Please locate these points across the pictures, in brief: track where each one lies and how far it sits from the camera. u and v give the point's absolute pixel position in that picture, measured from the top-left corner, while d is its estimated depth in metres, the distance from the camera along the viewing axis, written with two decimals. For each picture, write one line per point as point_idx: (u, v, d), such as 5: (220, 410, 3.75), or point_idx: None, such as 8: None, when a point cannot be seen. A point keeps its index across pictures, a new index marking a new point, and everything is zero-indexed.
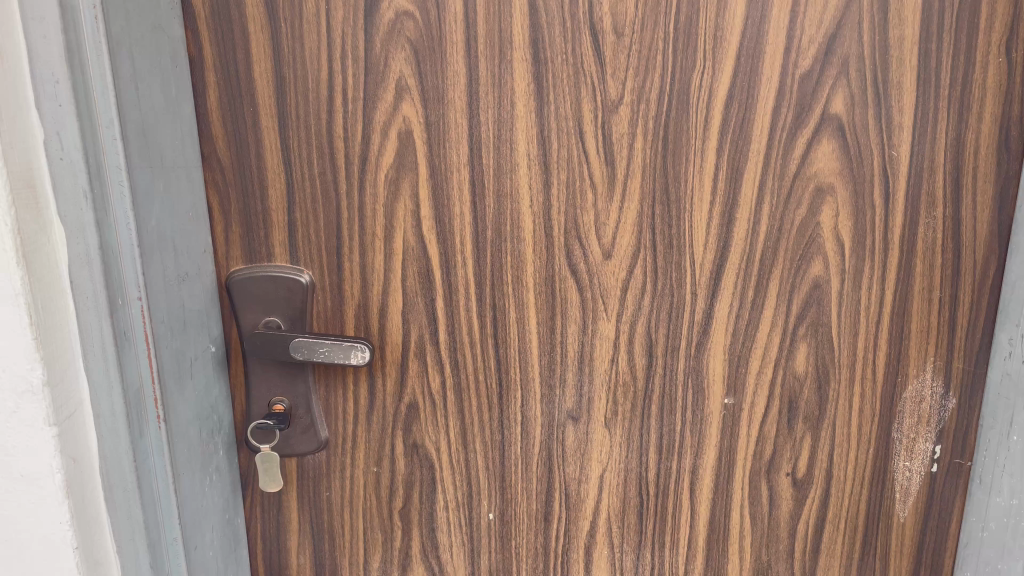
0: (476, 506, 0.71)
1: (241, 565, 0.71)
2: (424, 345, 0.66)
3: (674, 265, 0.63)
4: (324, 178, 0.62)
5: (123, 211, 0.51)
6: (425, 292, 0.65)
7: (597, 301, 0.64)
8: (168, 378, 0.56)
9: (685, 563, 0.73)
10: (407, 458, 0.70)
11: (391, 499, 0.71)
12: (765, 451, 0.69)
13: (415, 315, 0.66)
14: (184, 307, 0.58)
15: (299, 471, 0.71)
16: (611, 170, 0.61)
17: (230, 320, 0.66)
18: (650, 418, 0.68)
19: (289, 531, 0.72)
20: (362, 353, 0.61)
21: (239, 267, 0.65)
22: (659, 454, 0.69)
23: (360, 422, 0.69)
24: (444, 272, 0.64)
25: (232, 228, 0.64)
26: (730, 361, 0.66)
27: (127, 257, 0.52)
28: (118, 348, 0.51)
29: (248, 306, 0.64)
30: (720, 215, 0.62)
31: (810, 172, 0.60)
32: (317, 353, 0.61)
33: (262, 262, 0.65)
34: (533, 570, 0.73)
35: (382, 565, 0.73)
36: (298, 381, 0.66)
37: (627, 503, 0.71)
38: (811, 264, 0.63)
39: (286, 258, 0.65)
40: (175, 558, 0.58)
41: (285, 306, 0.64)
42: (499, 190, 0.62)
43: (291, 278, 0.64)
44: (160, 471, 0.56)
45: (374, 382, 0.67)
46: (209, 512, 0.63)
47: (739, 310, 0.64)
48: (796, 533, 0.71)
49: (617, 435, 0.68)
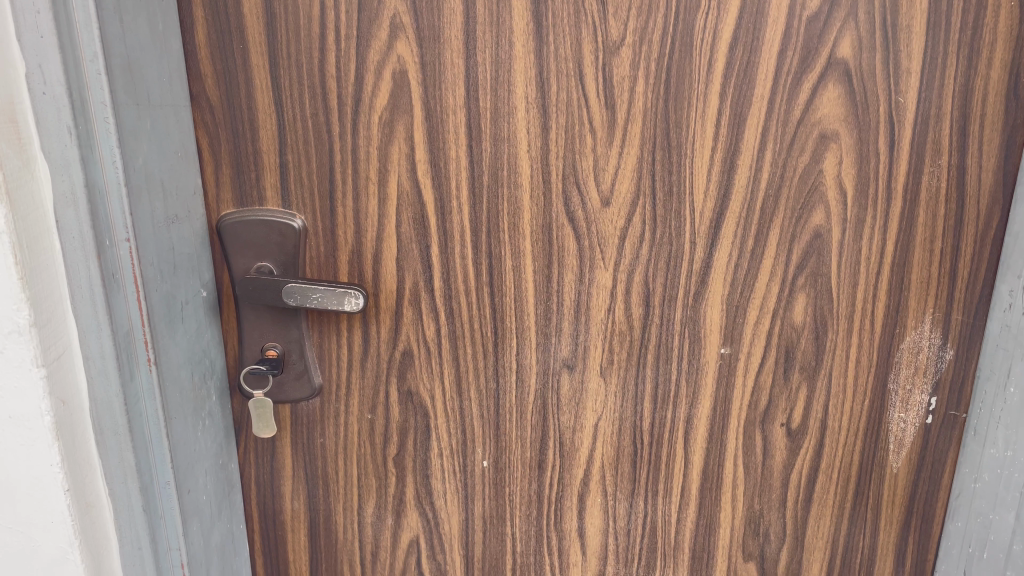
0: (471, 453, 0.71)
1: (235, 510, 0.71)
2: (419, 292, 0.66)
3: (674, 213, 0.62)
4: (317, 121, 0.60)
5: (109, 150, 0.50)
6: (420, 239, 0.64)
7: (594, 249, 0.64)
8: (159, 322, 0.55)
9: (678, 511, 0.72)
10: (401, 406, 0.69)
11: (385, 445, 0.71)
12: (761, 401, 0.68)
13: (410, 261, 0.65)
14: (174, 250, 0.57)
15: (292, 418, 0.70)
16: (612, 115, 0.60)
17: (220, 265, 0.65)
18: (646, 367, 0.67)
19: (283, 477, 0.72)
20: (356, 300, 0.61)
21: (230, 211, 0.64)
22: (654, 404, 0.69)
23: (355, 369, 0.68)
24: (440, 217, 0.63)
25: (223, 170, 0.62)
26: (728, 311, 0.65)
27: (115, 197, 0.50)
28: (107, 290, 0.50)
29: (239, 251, 0.63)
30: (721, 161, 0.61)
31: (813, 119, 0.59)
32: (310, 298, 0.61)
33: (253, 206, 0.63)
34: (526, 518, 0.73)
35: (376, 512, 0.73)
36: (291, 327, 0.65)
37: (621, 451, 0.70)
38: (813, 213, 0.62)
39: (278, 202, 0.63)
40: (168, 502, 0.58)
41: (277, 251, 0.63)
42: (496, 133, 0.60)
43: (283, 222, 0.63)
44: (151, 415, 0.55)
45: (369, 329, 0.67)
46: (201, 457, 0.63)
47: (738, 260, 0.64)
48: (789, 483, 0.71)
49: (612, 385, 0.68)
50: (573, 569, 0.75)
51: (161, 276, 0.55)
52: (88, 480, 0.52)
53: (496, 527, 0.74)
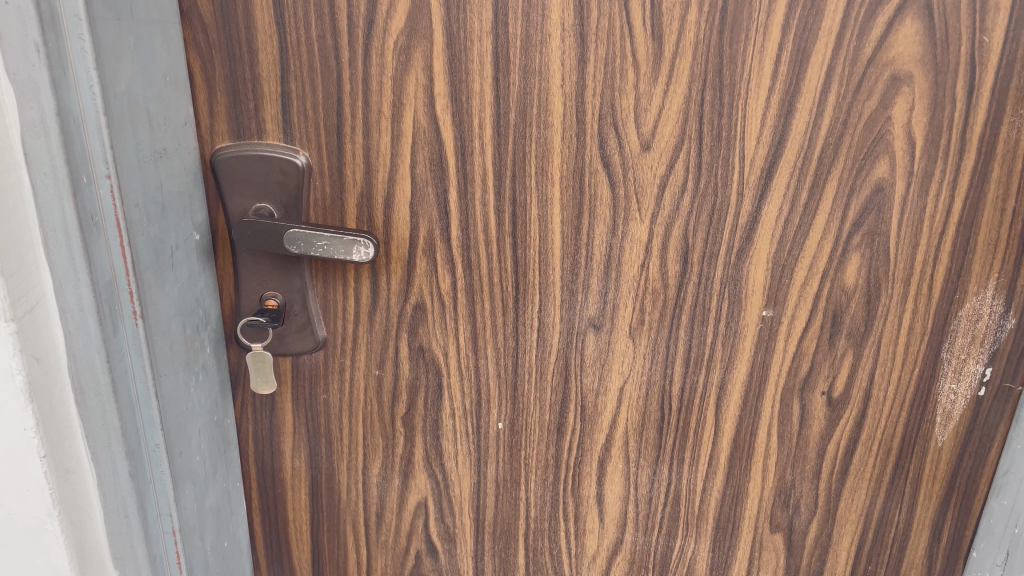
0: (485, 414, 0.66)
1: (232, 468, 0.66)
2: (434, 241, 0.59)
3: (721, 160, 0.56)
4: (324, 45, 0.53)
5: (86, 72, 0.43)
6: (437, 182, 0.58)
7: (630, 198, 0.57)
8: (146, 270, 0.49)
9: (704, 480, 0.68)
10: (412, 362, 0.64)
11: (394, 404, 0.66)
12: (801, 368, 0.63)
13: (425, 207, 0.58)
14: (162, 188, 0.51)
15: (293, 372, 0.65)
16: (658, 47, 0.53)
17: (215, 204, 0.58)
18: (679, 329, 0.62)
19: (283, 433, 0.67)
20: (365, 249, 0.56)
21: (226, 145, 0.57)
22: (686, 368, 0.63)
23: (362, 322, 0.63)
24: (460, 158, 0.57)
25: (217, 98, 0.55)
26: (773, 270, 0.59)
27: (93, 126, 0.44)
28: (85, 233, 0.44)
29: (236, 190, 0.57)
30: (778, 104, 0.54)
31: (885, 59, 0.52)
32: (315, 247, 0.55)
33: (252, 139, 0.57)
34: (542, 483, 0.69)
35: (382, 473, 0.69)
36: (293, 276, 0.59)
37: (647, 417, 0.65)
38: (875, 164, 0.56)
39: (280, 136, 0.57)
40: (157, 465, 0.52)
41: (278, 192, 0.57)
42: (526, 65, 0.53)
43: (284, 159, 0.56)
44: (138, 371, 0.50)
45: (378, 280, 0.61)
46: (194, 415, 0.57)
47: (789, 215, 0.57)
48: (825, 454, 0.66)
49: (642, 346, 0.63)
50: (589, 537, 0.71)
51: (149, 218, 0.49)
52: (68, 444, 0.47)
53: (509, 492, 0.69)
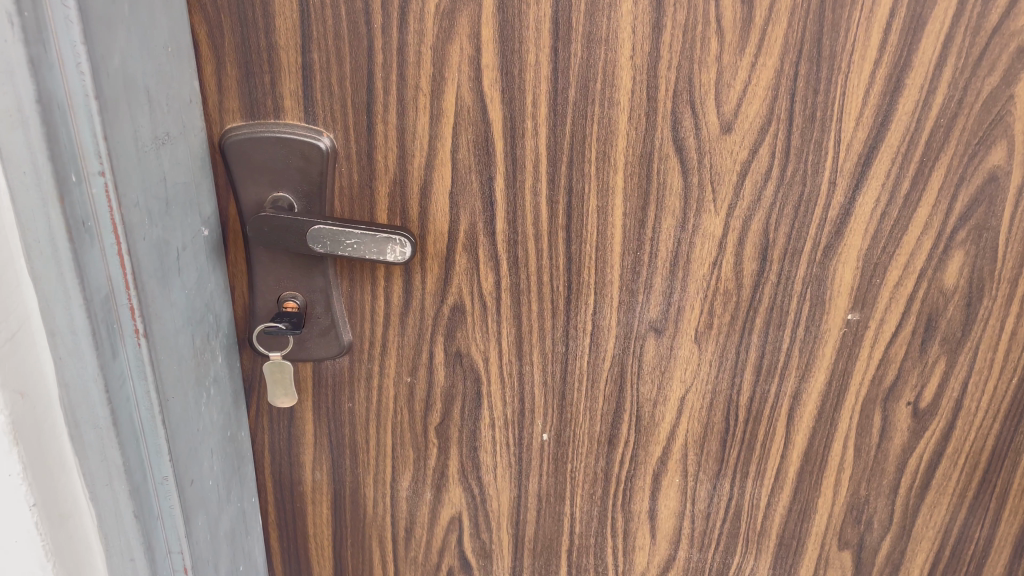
0: (529, 425, 0.59)
1: (247, 484, 0.59)
2: (476, 235, 0.52)
3: (813, 144, 0.48)
4: (353, 9, 0.45)
5: (71, 48, 0.35)
6: (482, 169, 0.50)
7: (704, 187, 0.50)
8: (148, 281, 0.41)
9: (768, 496, 0.61)
10: (448, 369, 0.57)
11: (427, 413, 0.59)
12: (887, 376, 0.56)
13: (467, 196, 0.51)
14: (165, 181, 0.43)
15: (314, 379, 0.58)
16: (749, 12, 0.44)
17: (225, 193, 0.51)
18: (751, 334, 0.55)
19: (302, 444, 0.60)
20: (400, 248, 0.48)
21: (237, 125, 0.49)
22: (757, 375, 0.56)
23: (392, 324, 0.55)
24: (509, 141, 0.49)
25: (227, 70, 0.48)
26: (864, 269, 0.52)
27: (82, 115, 0.36)
28: (74, 243, 0.37)
29: (250, 178, 0.49)
30: (884, 79, 0.46)
31: (1013, 28, 0.44)
32: (343, 246, 0.48)
33: (268, 118, 0.49)
34: (589, 498, 0.62)
35: (413, 486, 0.62)
36: (316, 274, 0.52)
37: (710, 428, 0.58)
38: (991, 150, 0.48)
39: (299, 116, 0.49)
40: (165, 500, 0.46)
41: (298, 180, 0.49)
42: (591, 33, 0.45)
43: (305, 142, 0.49)
44: (141, 397, 0.42)
45: (412, 278, 0.53)
46: (206, 435, 0.51)
47: (887, 207, 0.50)
48: (905, 468, 0.60)
49: (708, 352, 0.55)
50: (638, 553, 0.65)
51: (150, 220, 0.41)
52: (60, 485, 0.40)
53: (553, 506, 0.63)
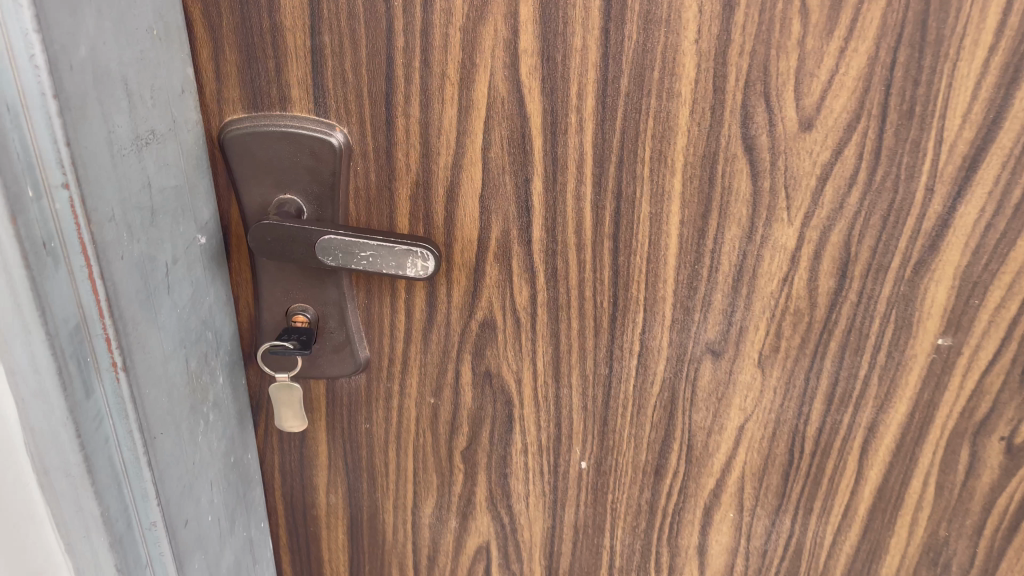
0: (566, 453, 0.53)
1: (254, 509, 0.54)
2: (510, 243, 0.45)
3: (909, 145, 0.41)
4: None
5: (22, 36, 0.28)
6: (518, 169, 0.43)
7: (777, 193, 0.43)
8: (127, 307, 0.35)
9: (833, 534, 0.55)
10: (476, 390, 0.51)
11: (452, 437, 0.53)
12: (979, 410, 0.48)
13: (500, 200, 0.44)
14: (150, 187, 0.37)
15: (328, 397, 0.52)
16: None
17: (226, 193, 0.45)
18: (824, 359, 0.48)
19: (315, 466, 0.55)
20: (422, 262, 0.42)
21: (238, 117, 0.43)
22: (828, 404, 0.49)
23: (414, 340, 0.49)
24: (549, 138, 0.42)
25: (226, 55, 0.41)
26: (961, 289, 0.44)
27: (39, 117, 0.30)
28: (33, 271, 0.31)
29: (254, 178, 0.43)
30: (1001, 70, 0.38)
31: None
32: (357, 259, 0.42)
33: (273, 110, 0.43)
34: (632, 530, 0.56)
35: (436, 514, 0.56)
36: (329, 286, 0.46)
37: (771, 460, 0.52)
38: None
39: (309, 107, 0.42)
40: (155, 546, 0.40)
41: (308, 180, 0.43)
42: (649, 13, 0.38)
43: (316, 138, 0.42)
44: (123, 438, 0.37)
45: (436, 290, 0.47)
46: (206, 467, 0.45)
47: (993, 219, 0.42)
48: (993, 509, 0.53)
49: (773, 378, 0.49)
50: None
51: (129, 236, 0.35)
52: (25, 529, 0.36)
53: (591, 538, 0.56)
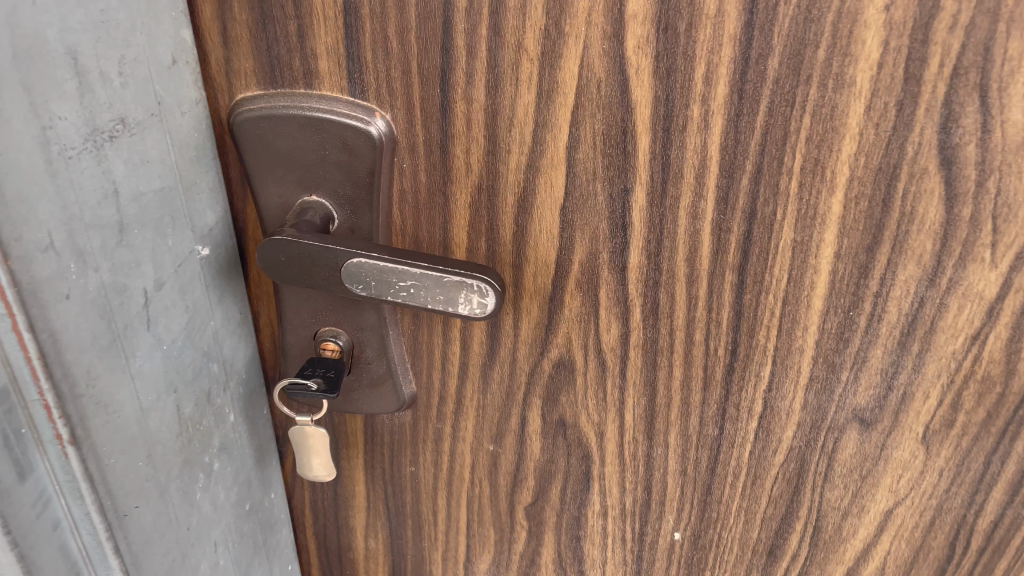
0: (655, 521, 0.42)
1: (278, 552, 0.46)
2: (598, 271, 0.35)
3: None
4: None
5: None
6: (615, 176, 0.32)
7: (982, 228, 0.30)
8: (76, 360, 0.26)
9: None
10: (547, 442, 0.41)
11: (515, 491, 0.43)
12: None
13: (588, 215, 0.33)
14: (117, 194, 0.27)
15: (367, 433, 0.43)
16: None
17: (239, 190, 0.35)
18: (1016, 443, 0.35)
19: (352, 507, 0.46)
20: (479, 299, 0.32)
21: (252, 95, 0.33)
22: (1011, 495, 0.37)
23: (472, 377, 0.39)
24: (660, 137, 0.31)
25: (234, 12, 0.31)
26: None
27: None
28: None
29: (272, 174, 0.34)
30: None
31: None
32: (394, 290, 0.32)
33: (295, 87, 0.32)
34: None
35: (494, 569, 0.47)
36: (366, 309, 0.36)
37: (923, 550, 0.40)
38: None
39: (340, 85, 0.32)
40: None
41: (339, 181, 0.33)
42: None
43: (348, 128, 0.32)
44: (80, 521, 0.28)
45: (501, 320, 0.37)
46: (208, 527, 0.37)
47: None
48: None
49: (940, 458, 0.37)
50: None
51: (79, 266, 0.26)
52: None
53: None
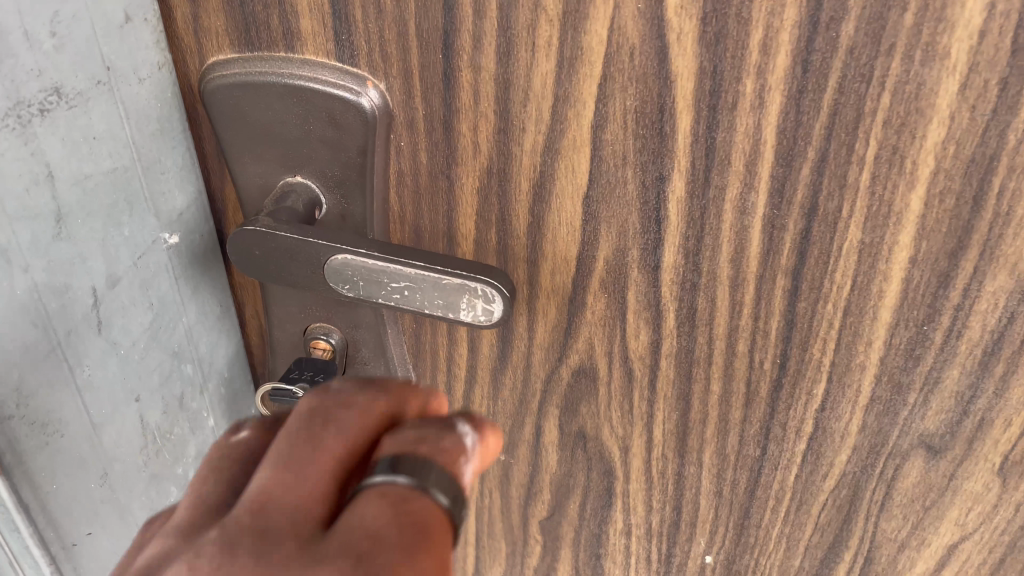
0: (685, 542, 0.38)
1: None
2: (626, 270, 0.30)
3: None
4: None
5: None
6: (648, 161, 0.27)
7: None
8: (1, 378, 0.22)
9: None
10: (565, 454, 0.36)
11: (529, 501, 0.39)
12: None
13: (616, 206, 0.28)
14: (53, 181, 0.23)
15: None
16: None
17: (215, 167, 0.30)
18: None
19: None
20: (483, 306, 0.27)
21: (224, 58, 0.28)
22: None
23: (481, 381, 0.35)
24: (705, 116, 0.25)
25: None
26: None
27: None
28: None
29: (249, 150, 0.29)
30: None
31: None
32: (385, 292, 0.28)
33: (275, 49, 0.27)
34: None
35: None
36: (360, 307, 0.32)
37: None
38: None
39: (326, 48, 0.27)
40: None
41: (326, 160, 0.29)
42: None
43: (334, 100, 0.27)
44: (18, 555, 0.25)
45: (513, 320, 0.32)
46: None
47: None
48: None
49: (1018, 493, 0.31)
50: None
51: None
52: None
53: None
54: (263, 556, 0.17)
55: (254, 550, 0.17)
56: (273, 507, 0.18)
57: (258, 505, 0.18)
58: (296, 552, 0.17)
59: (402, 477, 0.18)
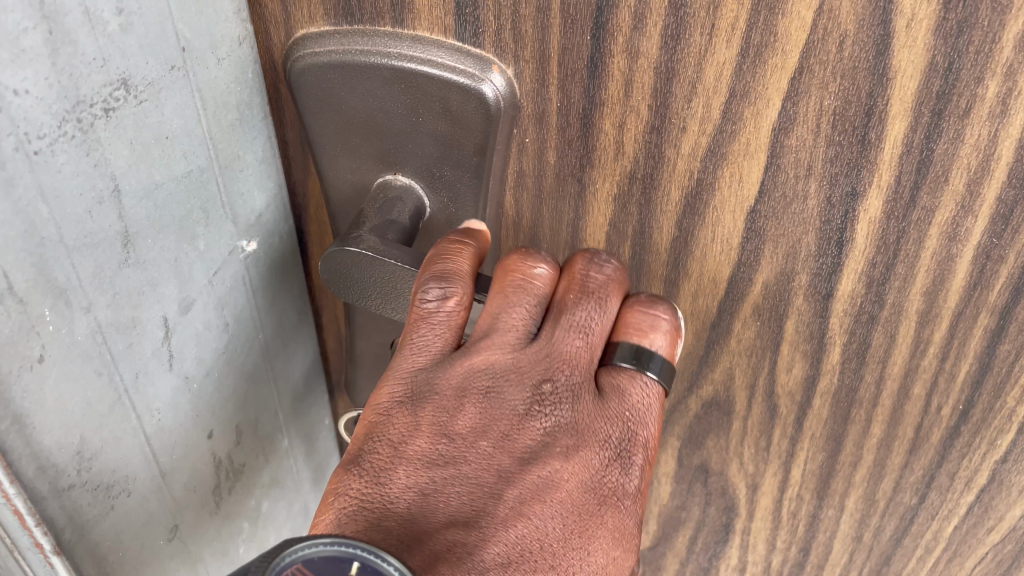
0: None
1: None
2: (789, 296, 0.25)
3: None
4: None
5: None
6: (839, 174, 0.22)
7: None
8: (60, 443, 0.18)
9: None
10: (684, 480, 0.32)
11: None
12: None
13: (789, 223, 0.23)
14: (117, 196, 0.18)
15: None
16: None
17: (299, 159, 0.26)
18: None
19: None
20: None
21: (316, 32, 0.23)
22: None
23: None
24: (927, 126, 0.20)
25: None
26: None
27: None
28: None
29: (344, 143, 0.24)
30: None
31: None
32: None
33: (380, 22, 0.22)
34: None
35: None
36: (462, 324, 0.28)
37: None
38: None
39: (442, 25, 0.22)
40: None
41: (437, 156, 0.24)
42: None
43: (452, 88, 0.22)
44: None
45: None
46: None
47: None
48: None
49: None
50: None
51: (55, 313, 0.17)
52: None
53: None
54: (580, 398, 0.23)
55: (574, 403, 0.23)
56: (572, 365, 0.24)
57: (560, 364, 0.24)
58: (591, 402, 0.23)
59: (648, 372, 0.24)
